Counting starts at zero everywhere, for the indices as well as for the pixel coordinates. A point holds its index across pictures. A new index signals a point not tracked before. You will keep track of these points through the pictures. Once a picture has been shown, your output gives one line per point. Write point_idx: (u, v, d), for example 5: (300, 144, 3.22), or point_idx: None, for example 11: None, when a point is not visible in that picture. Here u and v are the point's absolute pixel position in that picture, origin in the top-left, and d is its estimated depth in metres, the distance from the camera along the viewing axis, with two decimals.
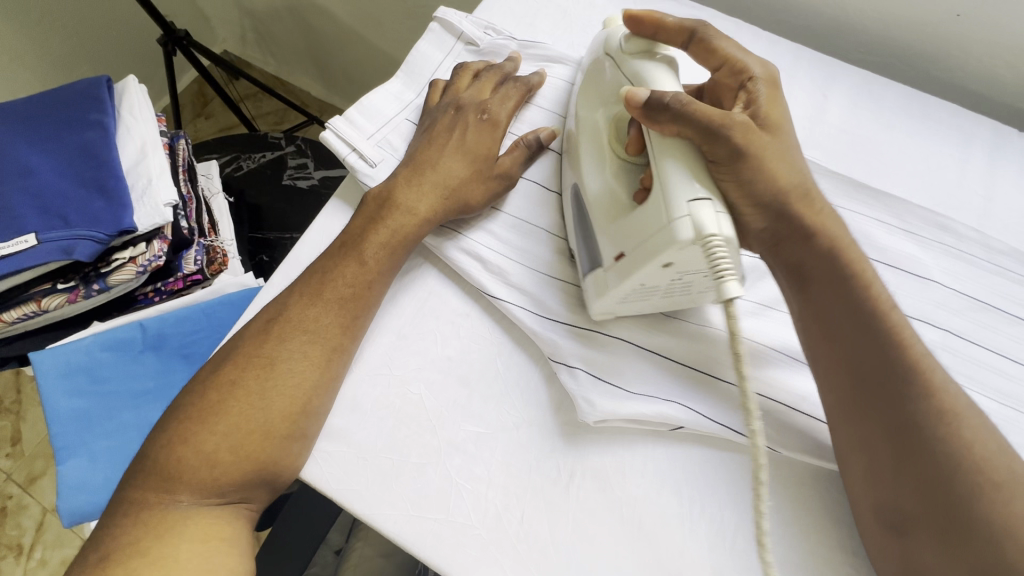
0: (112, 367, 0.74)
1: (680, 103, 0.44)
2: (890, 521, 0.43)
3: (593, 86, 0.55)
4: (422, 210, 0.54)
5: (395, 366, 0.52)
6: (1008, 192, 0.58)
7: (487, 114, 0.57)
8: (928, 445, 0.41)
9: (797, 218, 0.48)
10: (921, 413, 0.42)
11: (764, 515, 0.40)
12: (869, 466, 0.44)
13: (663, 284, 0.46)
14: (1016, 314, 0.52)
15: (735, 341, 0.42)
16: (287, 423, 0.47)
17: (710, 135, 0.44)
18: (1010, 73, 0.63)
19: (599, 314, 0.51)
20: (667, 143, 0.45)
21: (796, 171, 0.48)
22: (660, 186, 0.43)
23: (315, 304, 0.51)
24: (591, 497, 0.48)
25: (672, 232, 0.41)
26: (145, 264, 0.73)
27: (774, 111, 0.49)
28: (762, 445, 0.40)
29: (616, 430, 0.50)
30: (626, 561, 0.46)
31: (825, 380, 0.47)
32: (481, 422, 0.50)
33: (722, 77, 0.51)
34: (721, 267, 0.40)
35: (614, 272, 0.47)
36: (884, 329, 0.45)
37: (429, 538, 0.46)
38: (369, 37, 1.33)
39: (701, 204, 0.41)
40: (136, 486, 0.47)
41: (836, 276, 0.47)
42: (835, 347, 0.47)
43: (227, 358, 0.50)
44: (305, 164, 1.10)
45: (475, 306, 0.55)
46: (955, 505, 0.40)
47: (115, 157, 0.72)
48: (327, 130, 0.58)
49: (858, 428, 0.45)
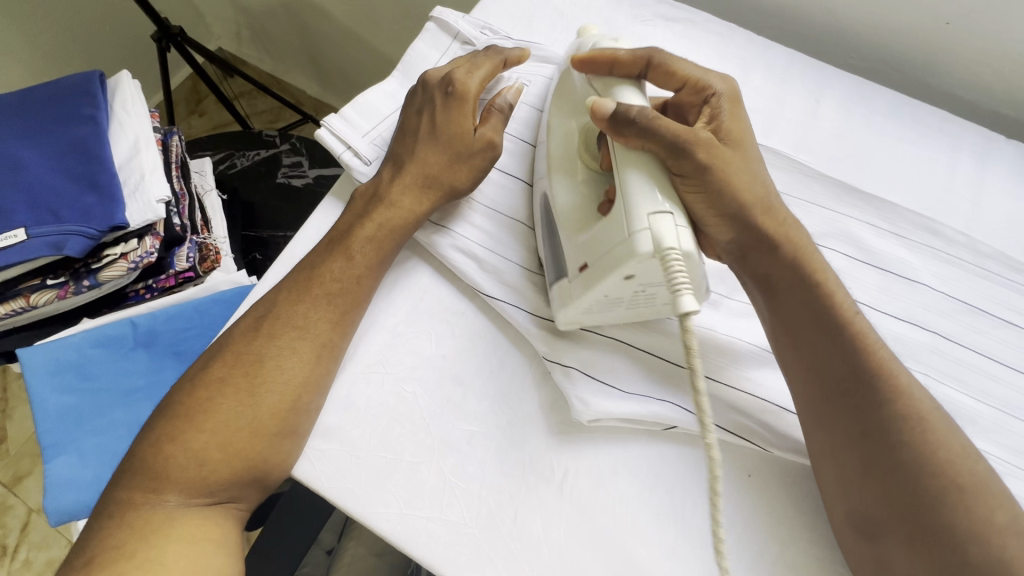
0: (101, 363, 0.73)
1: (645, 117, 0.45)
2: (860, 527, 0.43)
3: (564, 93, 0.54)
4: (406, 203, 0.53)
5: (389, 365, 0.51)
6: (997, 198, 0.58)
7: (453, 87, 0.55)
8: (893, 449, 0.42)
9: (761, 228, 0.49)
10: (886, 417, 0.43)
11: (718, 522, 0.39)
12: (839, 472, 0.44)
13: (626, 295, 0.46)
14: (1003, 317, 0.52)
15: (690, 355, 0.41)
16: (276, 420, 0.47)
17: (675, 150, 0.45)
18: (997, 81, 0.63)
19: (565, 324, 0.50)
20: (632, 156, 0.46)
21: (760, 186, 0.50)
22: (622, 199, 0.44)
23: (304, 299, 0.50)
24: (584, 495, 0.48)
25: (633, 244, 0.42)
26: (137, 261, 0.72)
27: (736, 126, 0.51)
28: (718, 458, 0.40)
29: (610, 429, 0.50)
30: (619, 559, 0.46)
31: (797, 386, 0.47)
32: (475, 421, 0.50)
33: (683, 96, 0.53)
34: (676, 280, 0.40)
35: (577, 283, 0.47)
36: (852, 338, 0.45)
37: (422, 537, 0.46)
38: (365, 37, 1.33)
39: (660, 217, 0.42)
40: (123, 487, 0.46)
41: (800, 283, 0.48)
42: (802, 354, 0.47)
43: (216, 356, 0.50)
44: (299, 162, 1.10)
45: (470, 305, 0.54)
46: (921, 507, 0.40)
47: (107, 152, 0.72)
48: (322, 129, 0.58)
49: (829, 433, 0.45)
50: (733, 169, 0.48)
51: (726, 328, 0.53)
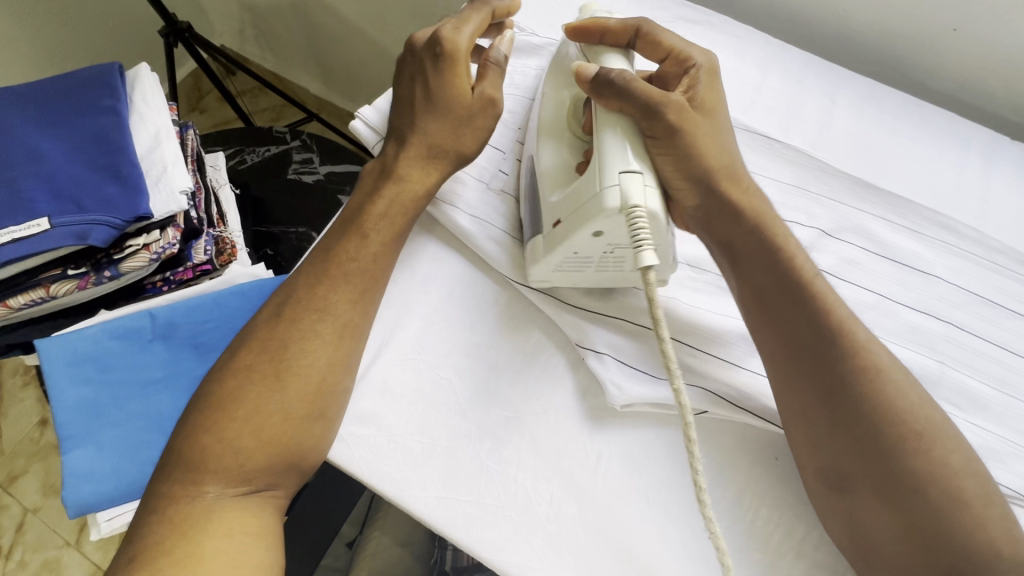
0: (119, 355, 0.73)
1: (623, 79, 0.48)
2: (832, 482, 0.45)
3: (556, 67, 0.56)
4: (416, 180, 0.53)
5: (422, 352, 0.52)
6: (1003, 195, 0.60)
7: (441, 47, 0.53)
8: (854, 401, 0.44)
9: (723, 195, 0.50)
10: (846, 374, 0.45)
11: (703, 487, 0.40)
12: (808, 430, 0.46)
13: (595, 254, 0.48)
14: (1012, 308, 0.54)
15: (653, 305, 0.43)
16: (305, 403, 0.47)
17: (649, 112, 0.47)
18: (1000, 86, 0.66)
19: (538, 282, 0.52)
20: (611, 117, 0.48)
21: (726, 152, 0.51)
22: (596, 161, 0.46)
23: (323, 281, 0.51)
24: (618, 478, 0.49)
25: (601, 200, 0.44)
26: (159, 251, 0.72)
27: (711, 96, 0.52)
28: (685, 402, 0.41)
29: (640, 415, 0.51)
30: (652, 539, 0.47)
31: (765, 349, 0.48)
32: (508, 406, 0.51)
33: (667, 68, 0.54)
34: (640, 235, 0.42)
35: (549, 237, 0.49)
36: (812, 297, 0.47)
37: (461, 519, 0.47)
38: (374, 36, 1.34)
39: (630, 175, 0.44)
40: (164, 478, 0.46)
41: (763, 249, 0.49)
42: (766, 317, 0.48)
43: (243, 344, 0.50)
44: (310, 159, 1.11)
45: (504, 294, 0.55)
46: (885, 455, 0.43)
47: (130, 143, 0.72)
48: (356, 121, 0.59)
49: (795, 394, 0.46)
50: (703, 136, 0.49)
51: None
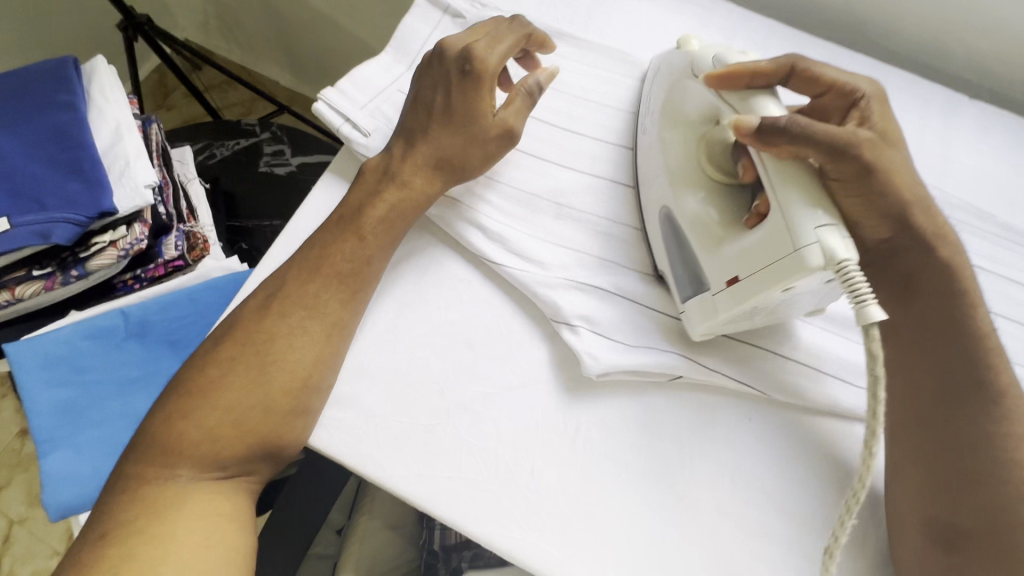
0: (94, 356, 0.71)
1: (800, 127, 0.44)
2: (938, 537, 0.43)
3: (672, 109, 0.54)
4: (417, 184, 0.53)
5: (398, 332, 0.52)
6: (963, 152, 0.62)
7: (471, 64, 0.53)
8: (995, 467, 0.43)
9: (917, 229, 0.49)
10: (984, 435, 0.44)
11: (846, 528, 0.42)
12: (924, 479, 0.45)
13: (774, 303, 0.46)
14: (974, 262, 0.56)
15: (874, 363, 0.42)
16: (288, 398, 0.47)
17: (834, 155, 0.44)
18: (960, 46, 0.67)
19: (701, 335, 0.50)
20: (784, 168, 0.44)
21: (916, 183, 0.48)
22: (778, 211, 0.43)
23: (314, 279, 0.50)
24: (598, 445, 0.49)
25: (801, 259, 0.41)
26: (127, 248, 0.70)
27: (888, 125, 0.49)
28: (872, 466, 0.42)
29: (617, 382, 0.51)
30: (634, 505, 0.48)
31: (903, 390, 0.48)
32: (488, 382, 0.51)
33: (828, 100, 0.51)
34: (861, 291, 0.40)
35: (724, 295, 0.47)
36: (976, 352, 0.46)
37: (444, 495, 0.47)
38: (341, 23, 1.31)
39: (828, 231, 0.41)
40: (136, 460, 0.46)
41: (942, 292, 0.48)
42: (924, 359, 0.48)
43: (227, 334, 0.49)
44: (282, 150, 1.08)
45: (476, 272, 0.55)
46: (1008, 526, 0.42)
47: (89, 138, 0.70)
48: (318, 102, 0.55)
49: (923, 441, 0.46)
50: (895, 171, 0.47)
51: None
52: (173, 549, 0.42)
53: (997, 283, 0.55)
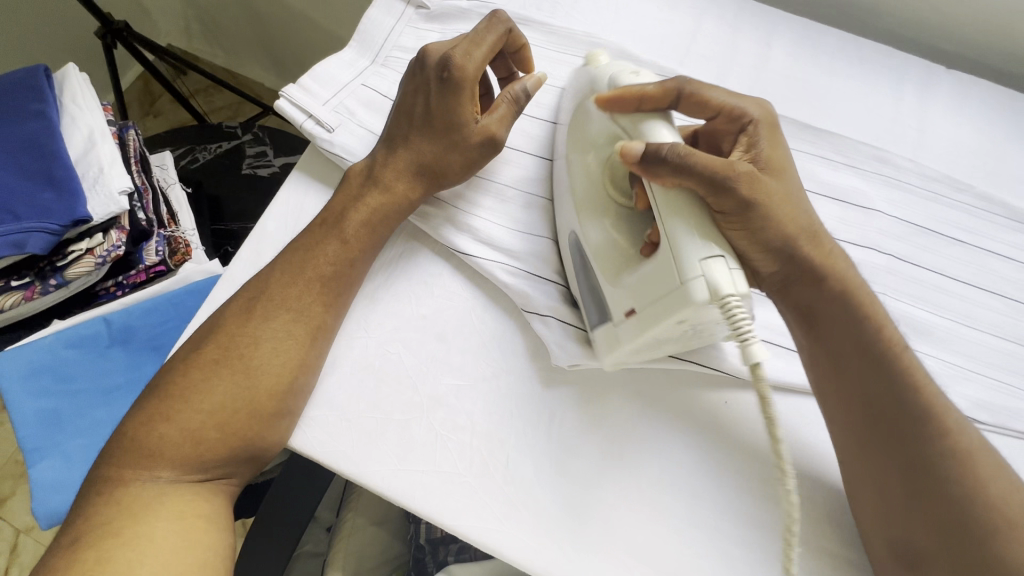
0: (78, 364, 0.72)
1: (679, 154, 0.41)
2: (906, 559, 0.42)
3: (579, 130, 0.51)
4: (400, 189, 0.52)
5: (370, 329, 0.52)
6: (940, 124, 0.61)
7: (449, 71, 0.50)
8: (939, 487, 0.42)
9: (807, 261, 0.47)
10: (929, 452, 0.42)
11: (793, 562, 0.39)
12: (881, 504, 0.44)
13: (676, 335, 0.44)
14: (952, 235, 0.55)
15: (767, 405, 0.39)
16: (272, 399, 0.46)
17: (717, 188, 0.42)
18: (935, 16, 0.66)
19: (612, 365, 0.49)
20: (670, 199, 0.42)
21: (805, 213, 0.47)
22: (667, 246, 0.40)
23: (297, 282, 0.49)
24: (574, 434, 0.49)
25: (687, 293, 0.39)
26: (104, 255, 0.71)
27: (776, 153, 0.48)
28: (796, 504, 0.38)
29: (588, 372, 0.51)
30: (610, 493, 0.47)
31: (837, 421, 0.46)
32: (462, 375, 0.50)
33: (717, 124, 0.50)
34: (744, 329, 0.38)
35: (625, 327, 0.45)
36: (900, 372, 0.44)
37: (419, 489, 0.46)
38: (318, 20, 1.30)
39: (713, 261, 0.39)
40: (109, 463, 0.45)
41: (848, 320, 0.47)
42: (843, 391, 0.46)
43: (208, 337, 0.48)
44: (264, 152, 1.08)
45: (447, 266, 0.54)
46: (968, 544, 0.40)
47: (62, 147, 0.70)
48: (281, 100, 0.55)
49: (869, 468, 0.44)
50: (779, 201, 0.45)
51: None
52: (152, 551, 0.42)
53: (975, 256, 0.54)
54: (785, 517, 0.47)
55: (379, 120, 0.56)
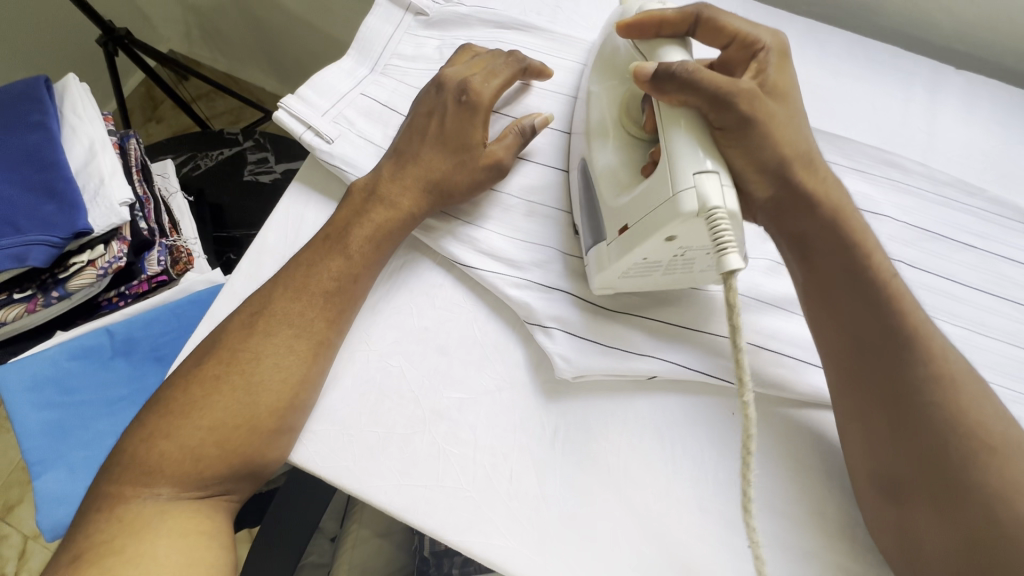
0: (81, 375, 0.72)
1: (687, 71, 0.43)
2: (887, 489, 0.43)
3: (608, 59, 0.54)
4: (404, 205, 0.51)
5: (371, 342, 0.51)
6: (950, 126, 0.59)
7: (467, 95, 0.52)
8: (922, 411, 0.42)
9: (799, 185, 0.48)
10: (915, 379, 0.43)
11: (751, 482, 0.39)
12: (866, 437, 0.44)
13: (665, 259, 0.45)
14: (963, 240, 0.54)
15: (732, 313, 0.39)
16: (273, 416, 0.46)
17: (718, 104, 0.43)
18: (946, 15, 0.64)
19: (600, 288, 0.50)
20: (673, 114, 0.44)
21: (802, 137, 0.49)
22: (665, 159, 0.43)
23: (300, 298, 0.48)
24: (577, 447, 0.48)
25: (676, 204, 0.40)
26: (106, 267, 0.70)
27: (783, 79, 0.49)
28: (753, 415, 0.39)
29: (594, 384, 0.50)
30: (614, 506, 0.47)
31: (826, 350, 0.47)
32: (465, 388, 0.50)
33: (732, 52, 0.51)
34: (722, 239, 0.39)
35: (616, 243, 0.46)
36: (889, 296, 0.45)
37: (423, 504, 0.46)
38: (320, 25, 1.30)
39: (705, 176, 0.40)
40: (110, 479, 0.45)
41: (838, 243, 0.47)
42: (830, 314, 0.47)
43: (209, 352, 0.48)
44: (266, 158, 1.08)
45: (450, 277, 0.54)
46: (952, 470, 0.41)
47: (63, 159, 0.70)
48: (280, 110, 0.54)
49: (853, 398, 0.45)
50: (776, 121, 0.47)
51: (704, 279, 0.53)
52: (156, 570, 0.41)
53: (986, 261, 0.53)
54: (793, 530, 0.46)
55: (379, 129, 0.56)
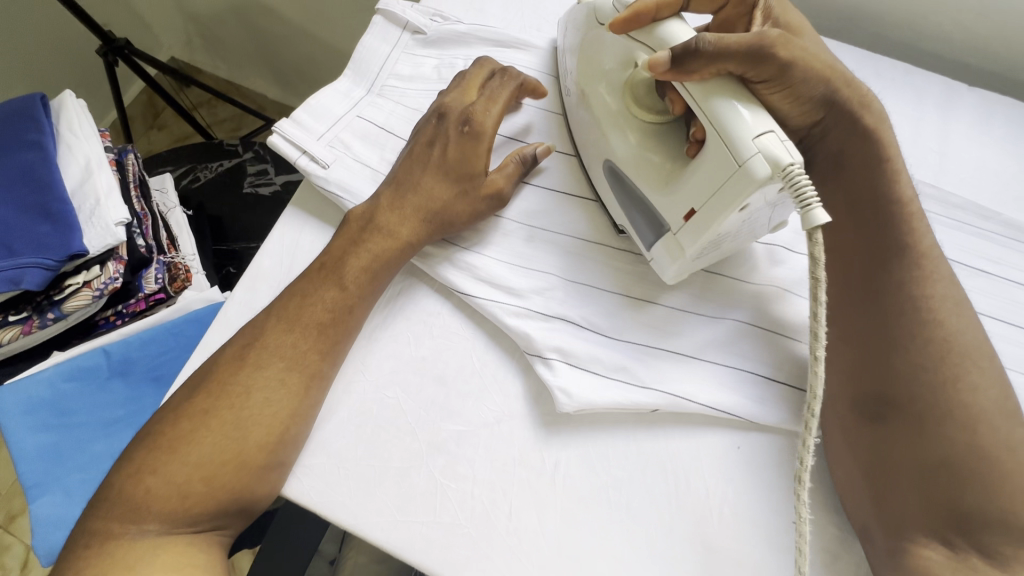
0: (77, 397, 0.71)
1: (710, 44, 0.42)
2: (865, 410, 0.44)
3: (590, 57, 0.54)
4: (404, 234, 0.50)
5: (367, 373, 0.50)
6: (962, 145, 0.58)
7: (469, 125, 0.52)
8: (913, 336, 0.44)
9: (837, 115, 0.48)
10: (908, 300, 0.45)
11: (808, 450, 0.42)
12: (857, 357, 0.46)
13: (734, 228, 0.45)
14: (976, 266, 0.52)
15: (816, 265, 0.41)
16: (262, 452, 0.44)
17: (752, 59, 0.44)
18: (958, 30, 0.63)
19: (675, 277, 0.49)
20: (709, 86, 0.44)
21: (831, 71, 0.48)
22: (715, 133, 0.42)
23: (293, 329, 0.47)
24: (577, 481, 0.47)
25: (749, 172, 0.40)
26: (102, 288, 0.70)
27: (790, 18, 0.50)
28: (820, 373, 0.42)
29: (595, 416, 0.49)
30: (616, 544, 0.45)
31: (835, 264, 0.49)
32: (462, 420, 0.49)
33: (727, 11, 0.52)
34: (806, 193, 0.38)
35: (685, 232, 0.45)
36: (896, 220, 0.47)
37: (418, 542, 0.45)
38: (321, 35, 1.29)
39: (767, 136, 0.40)
40: (96, 515, 0.43)
41: (871, 163, 0.48)
42: (845, 232, 0.49)
43: (199, 385, 0.47)
44: (265, 169, 1.07)
45: (448, 305, 0.53)
46: (926, 390, 0.42)
47: (58, 179, 0.69)
48: (274, 135, 0.53)
49: (852, 314, 0.47)
50: (811, 55, 0.46)
51: (708, 308, 0.52)
52: None
53: (999, 287, 0.52)
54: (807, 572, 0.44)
55: (375, 153, 0.55)
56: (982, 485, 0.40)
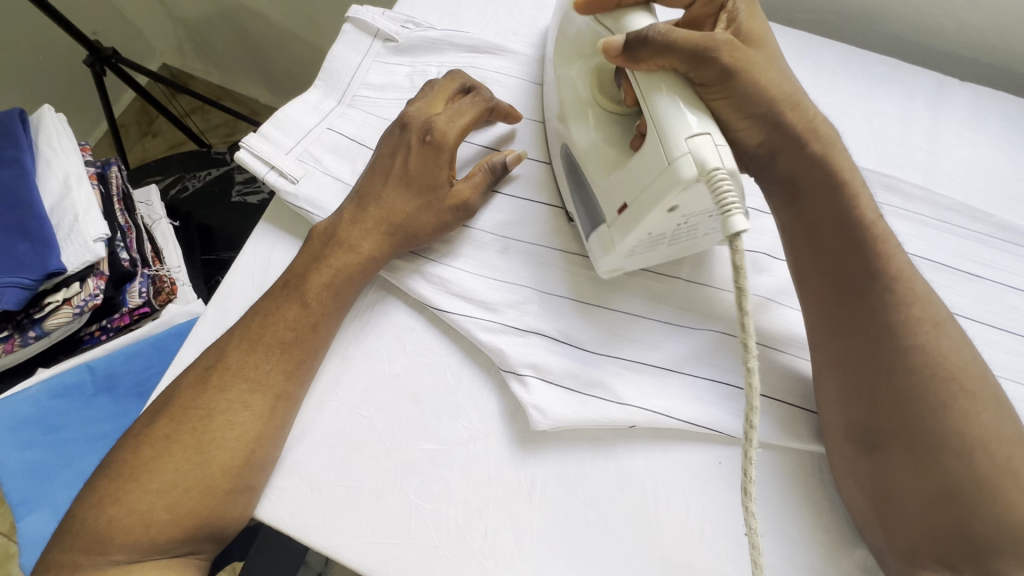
0: (64, 413, 0.70)
1: (659, 33, 0.42)
2: (862, 440, 0.43)
3: (564, 44, 0.53)
4: (366, 248, 0.49)
5: (340, 391, 0.49)
6: (952, 143, 0.56)
7: (431, 135, 0.50)
8: (902, 356, 0.42)
9: (789, 128, 0.47)
10: (895, 323, 0.43)
11: (750, 462, 0.39)
12: (843, 382, 0.44)
13: (669, 231, 0.44)
14: (968, 270, 0.50)
15: (739, 276, 0.38)
16: (227, 476, 0.44)
17: (696, 60, 0.43)
18: (951, 22, 0.61)
19: (608, 271, 0.49)
20: (652, 79, 0.43)
21: (786, 83, 0.48)
22: (654, 130, 0.41)
23: (255, 349, 0.47)
24: (555, 500, 0.46)
25: (674, 172, 0.39)
26: (82, 305, 0.70)
27: (755, 25, 0.48)
28: (756, 383, 0.39)
29: (572, 434, 0.48)
30: (595, 563, 0.44)
31: (806, 285, 0.48)
32: (437, 439, 0.48)
33: (696, 10, 0.49)
34: (726, 200, 0.37)
35: (617, 227, 0.45)
36: (872, 239, 0.45)
37: (392, 564, 0.44)
38: (308, 37, 1.28)
39: (699, 139, 0.39)
40: (62, 547, 0.43)
41: (829, 186, 0.47)
42: (814, 252, 0.47)
43: (163, 409, 0.46)
44: (253, 178, 1.06)
45: (420, 319, 0.52)
46: (922, 418, 0.40)
47: (36, 196, 0.68)
48: (241, 150, 0.52)
49: (835, 343, 0.45)
50: (758, 69, 0.46)
51: (687, 319, 0.51)
52: None
53: (993, 292, 0.50)
54: None
55: (344, 165, 0.54)
56: (988, 510, 0.38)
